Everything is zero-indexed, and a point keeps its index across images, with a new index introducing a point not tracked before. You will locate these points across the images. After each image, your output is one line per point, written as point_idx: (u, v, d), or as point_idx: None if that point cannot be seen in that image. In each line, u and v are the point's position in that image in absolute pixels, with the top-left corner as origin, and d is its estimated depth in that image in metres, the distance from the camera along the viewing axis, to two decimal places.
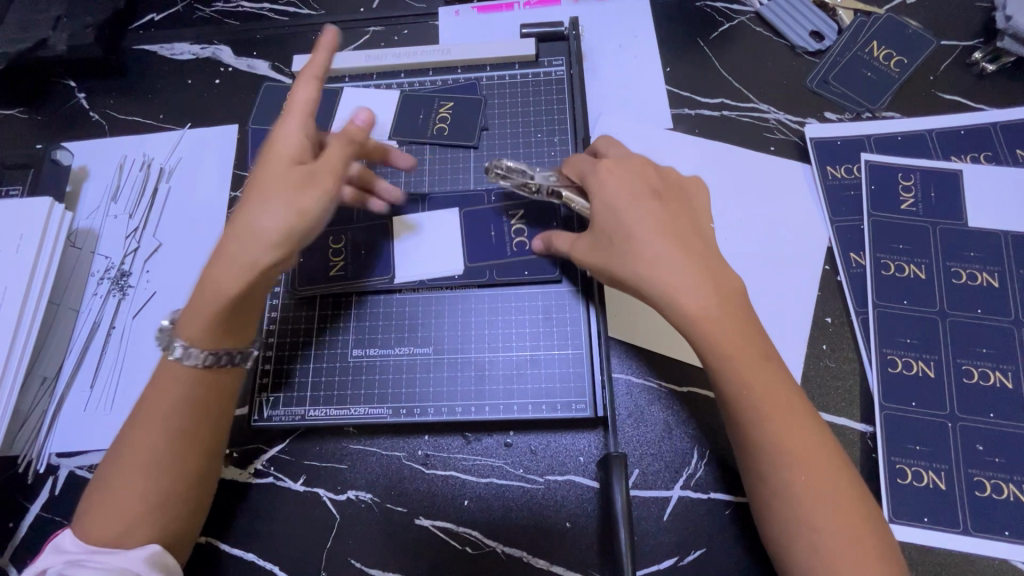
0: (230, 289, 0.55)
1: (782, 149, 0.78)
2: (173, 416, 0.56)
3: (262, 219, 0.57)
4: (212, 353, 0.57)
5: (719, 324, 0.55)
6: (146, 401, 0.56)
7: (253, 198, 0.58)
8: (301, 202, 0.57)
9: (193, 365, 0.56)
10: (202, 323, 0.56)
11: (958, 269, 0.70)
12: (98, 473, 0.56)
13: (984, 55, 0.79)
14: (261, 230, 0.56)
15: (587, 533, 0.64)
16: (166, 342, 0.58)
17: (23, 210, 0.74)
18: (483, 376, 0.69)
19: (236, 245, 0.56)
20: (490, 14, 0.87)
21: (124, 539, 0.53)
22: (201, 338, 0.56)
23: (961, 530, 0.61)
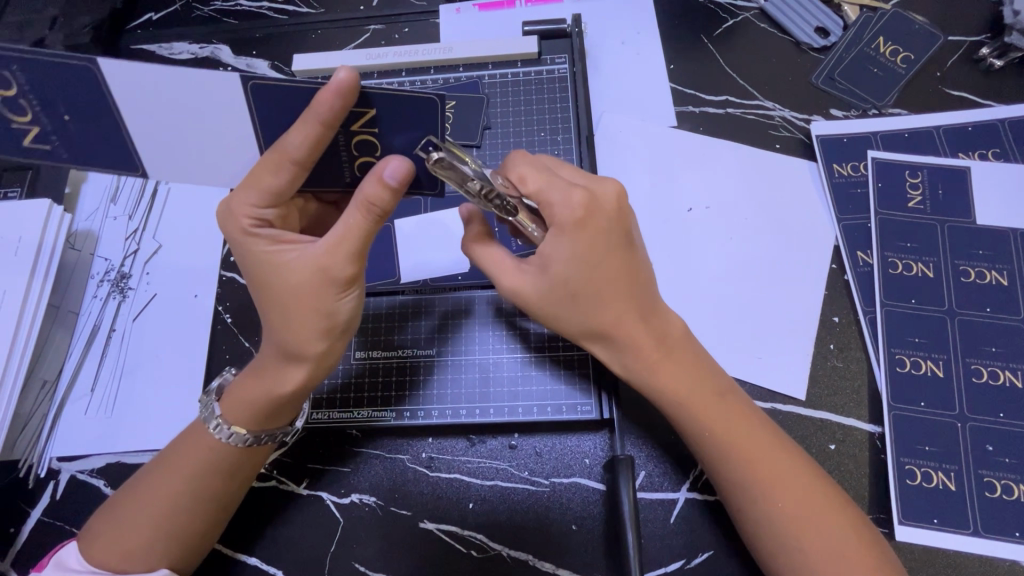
0: (277, 390, 0.56)
1: (787, 147, 0.77)
2: (202, 475, 0.56)
3: (284, 370, 0.56)
4: (254, 435, 0.57)
5: (665, 372, 0.59)
6: (174, 455, 0.57)
7: (271, 332, 0.56)
8: (330, 309, 0.54)
9: (228, 445, 0.57)
10: (246, 411, 0.56)
11: (967, 267, 0.69)
12: (114, 497, 0.58)
13: (991, 51, 0.77)
14: (281, 388, 0.56)
15: (593, 537, 0.63)
16: (208, 413, 0.58)
17: (22, 212, 0.73)
18: (486, 380, 0.69)
19: (262, 395, 0.56)
20: (491, 11, 0.86)
21: (130, 568, 0.54)
22: (242, 424, 0.57)
23: (971, 532, 0.61)
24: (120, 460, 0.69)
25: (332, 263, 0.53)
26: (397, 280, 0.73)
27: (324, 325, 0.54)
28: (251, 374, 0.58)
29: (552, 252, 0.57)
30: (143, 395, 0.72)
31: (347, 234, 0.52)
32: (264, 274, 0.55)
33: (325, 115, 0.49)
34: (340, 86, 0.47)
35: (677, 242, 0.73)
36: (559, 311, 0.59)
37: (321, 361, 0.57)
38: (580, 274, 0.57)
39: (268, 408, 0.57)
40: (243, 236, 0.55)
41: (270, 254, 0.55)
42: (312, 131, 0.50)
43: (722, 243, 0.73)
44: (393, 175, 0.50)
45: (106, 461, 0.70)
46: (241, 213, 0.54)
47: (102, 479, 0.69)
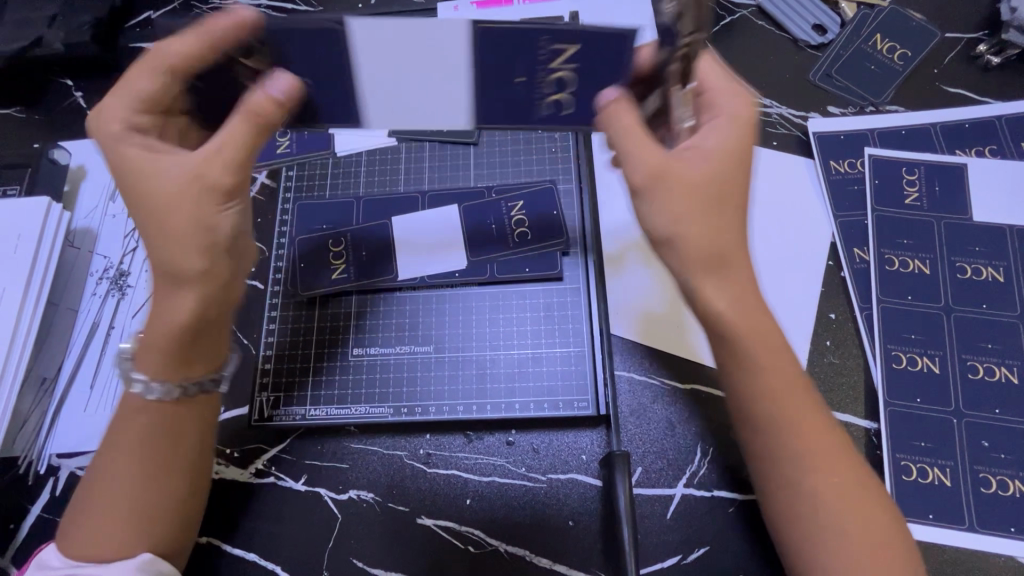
0: (177, 324, 0.54)
1: (784, 144, 0.77)
2: (148, 446, 0.56)
3: (168, 297, 0.54)
4: (176, 383, 0.56)
5: (755, 328, 0.52)
6: (114, 437, 0.56)
7: (155, 250, 0.54)
8: (204, 220, 0.53)
9: (158, 400, 0.56)
10: (156, 356, 0.55)
11: (963, 264, 0.69)
12: (71, 502, 0.57)
13: (989, 47, 0.78)
14: (175, 318, 0.54)
15: (590, 532, 0.63)
16: (125, 372, 0.57)
17: (21, 209, 0.74)
18: (484, 375, 0.69)
19: (163, 336, 0.55)
20: (489, 9, 0.86)
21: (107, 555, 0.53)
22: (161, 374, 0.56)
23: (967, 527, 0.61)
24: None
25: (210, 170, 0.53)
26: (395, 278, 0.72)
27: (202, 238, 0.53)
28: (152, 319, 0.56)
29: (711, 142, 0.53)
30: None
31: (226, 148, 0.54)
32: (130, 183, 0.54)
33: (217, 36, 0.51)
34: (284, 89, 0.53)
35: None
36: (675, 205, 0.51)
37: (211, 278, 0.54)
38: (720, 177, 0.52)
39: (178, 347, 0.55)
40: (115, 139, 0.54)
41: (139, 160, 0.54)
42: (242, 127, 0.54)
43: None
44: (279, 90, 0.53)
45: None
46: (112, 120, 0.55)
47: None
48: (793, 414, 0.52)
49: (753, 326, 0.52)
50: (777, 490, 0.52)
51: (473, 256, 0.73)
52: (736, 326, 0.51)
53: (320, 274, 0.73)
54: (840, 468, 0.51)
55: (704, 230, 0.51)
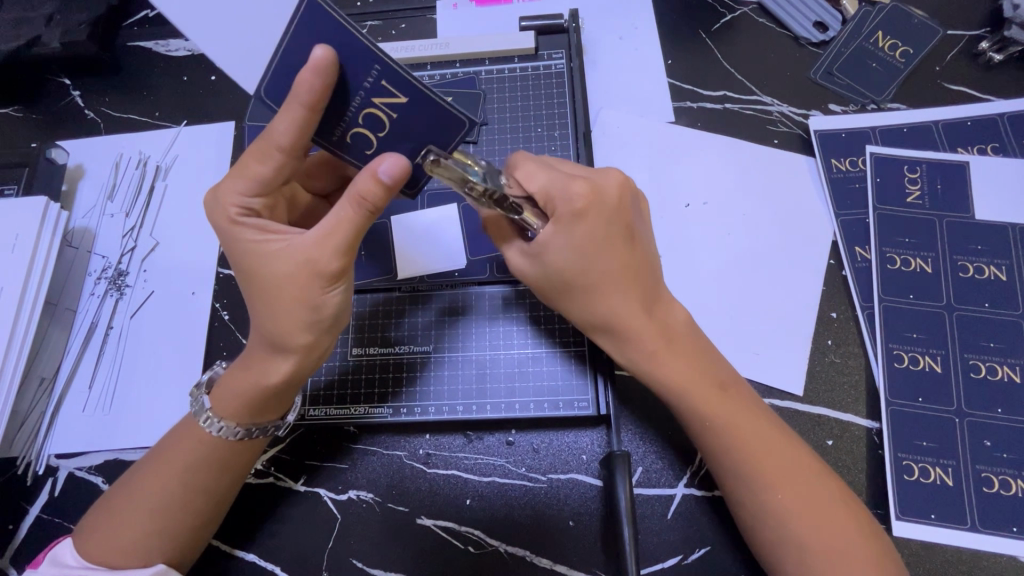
0: (273, 382, 0.55)
1: (785, 142, 0.77)
2: (191, 470, 0.56)
3: (272, 362, 0.56)
4: (246, 429, 0.57)
5: (669, 365, 0.58)
6: (164, 451, 0.57)
7: (261, 326, 0.55)
8: (316, 299, 0.54)
9: (220, 437, 0.57)
10: (237, 406, 0.56)
11: (965, 263, 0.69)
12: (106, 496, 0.58)
13: (991, 45, 0.77)
14: (269, 378, 0.56)
15: (590, 532, 0.63)
16: (198, 409, 0.58)
17: (18, 209, 0.73)
18: (484, 376, 0.69)
19: (251, 392, 0.56)
20: (489, 7, 0.85)
21: (128, 564, 0.55)
22: (233, 418, 0.56)
23: (969, 527, 0.61)
24: (118, 458, 0.70)
25: (320, 254, 0.52)
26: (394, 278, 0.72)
27: (309, 316, 0.54)
28: (243, 372, 0.57)
29: (551, 242, 0.58)
30: (140, 393, 0.72)
31: (338, 227, 0.52)
32: (249, 262, 0.55)
33: (308, 100, 0.48)
34: (391, 170, 0.50)
35: (675, 239, 0.73)
36: (571, 302, 0.60)
37: (312, 352, 0.56)
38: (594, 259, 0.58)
39: (259, 402, 0.56)
40: (230, 226, 0.55)
41: (255, 242, 0.55)
42: (297, 118, 0.49)
43: (723, 238, 0.73)
44: (388, 172, 0.50)
45: (104, 458, 0.70)
46: (228, 203, 0.55)
47: (99, 476, 0.69)
48: (740, 431, 0.56)
49: (668, 367, 0.58)
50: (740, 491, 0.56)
51: (472, 257, 0.72)
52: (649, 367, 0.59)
53: None
54: (790, 480, 0.54)
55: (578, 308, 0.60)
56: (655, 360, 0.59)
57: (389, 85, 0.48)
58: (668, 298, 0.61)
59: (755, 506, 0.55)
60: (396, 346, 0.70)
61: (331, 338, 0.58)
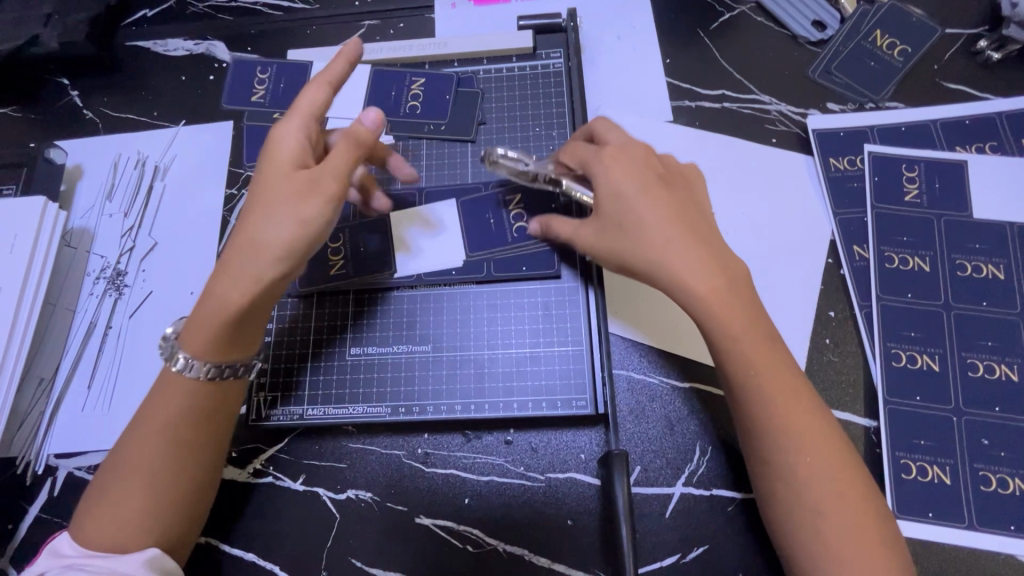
0: (237, 302, 0.55)
1: (783, 141, 0.77)
2: (176, 428, 0.56)
3: (238, 279, 0.55)
4: (215, 367, 0.57)
5: (722, 307, 0.54)
6: (150, 415, 0.56)
7: (255, 229, 0.56)
8: (302, 217, 0.56)
9: (193, 378, 0.56)
10: (204, 336, 0.56)
11: (964, 261, 0.69)
12: (94, 482, 0.57)
13: (989, 43, 0.77)
14: (232, 295, 0.55)
15: (588, 531, 0.63)
16: (171, 352, 0.58)
17: (16, 209, 0.73)
18: (482, 374, 0.69)
19: (218, 314, 0.56)
20: (487, 6, 0.85)
21: (122, 536, 0.53)
22: (202, 353, 0.56)
23: (966, 526, 0.61)
24: None
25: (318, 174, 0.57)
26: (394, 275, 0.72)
27: (296, 232, 0.56)
28: (205, 300, 0.57)
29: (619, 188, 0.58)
30: (139, 393, 0.72)
31: (335, 162, 0.57)
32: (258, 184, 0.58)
33: (334, 76, 0.62)
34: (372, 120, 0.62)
35: None
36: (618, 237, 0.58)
37: (275, 279, 0.56)
38: (655, 203, 0.57)
39: (225, 328, 0.56)
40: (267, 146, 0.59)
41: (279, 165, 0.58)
42: (320, 90, 0.61)
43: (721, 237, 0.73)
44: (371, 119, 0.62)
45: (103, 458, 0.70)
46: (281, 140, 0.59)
47: None
48: (780, 384, 0.53)
49: (722, 305, 0.54)
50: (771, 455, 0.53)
51: (470, 253, 0.72)
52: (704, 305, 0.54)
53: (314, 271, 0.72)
54: (817, 445, 0.52)
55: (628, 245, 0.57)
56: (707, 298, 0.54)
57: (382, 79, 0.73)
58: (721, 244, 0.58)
59: (781, 473, 0.52)
60: (395, 345, 0.71)
61: (300, 265, 0.58)
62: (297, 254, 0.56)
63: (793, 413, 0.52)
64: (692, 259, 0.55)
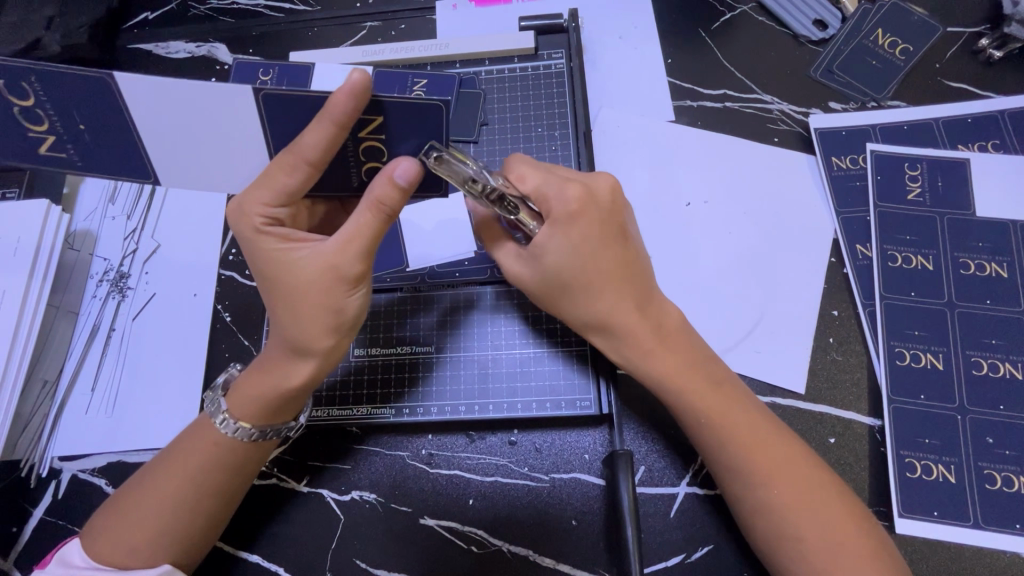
0: (289, 386, 0.56)
1: (786, 141, 0.77)
2: (204, 472, 0.56)
3: (291, 364, 0.57)
4: (261, 430, 0.58)
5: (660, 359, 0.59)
6: (182, 450, 0.57)
7: (278, 329, 0.56)
8: (338, 307, 0.55)
9: (237, 439, 0.57)
10: (255, 407, 0.57)
11: (966, 260, 0.69)
12: (117, 495, 0.58)
13: (990, 42, 0.77)
14: (290, 381, 0.56)
15: (593, 531, 0.63)
16: (215, 409, 0.58)
17: (20, 213, 0.73)
18: (486, 376, 0.69)
19: (267, 393, 0.57)
20: (488, 7, 0.85)
21: (135, 565, 0.55)
22: (251, 420, 0.57)
23: (971, 524, 0.61)
24: (121, 459, 0.70)
25: (343, 260, 0.53)
26: (404, 269, 0.72)
27: (333, 321, 0.55)
28: (259, 373, 0.58)
29: (547, 243, 0.59)
30: (143, 396, 0.72)
31: (357, 235, 0.53)
32: (271, 271, 0.56)
33: (338, 117, 0.49)
34: (407, 176, 0.51)
35: (675, 239, 0.73)
36: (568, 302, 0.60)
37: (330, 355, 0.57)
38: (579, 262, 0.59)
39: (276, 402, 0.57)
40: (255, 234, 0.55)
41: (282, 251, 0.55)
42: (326, 132, 0.50)
43: (723, 236, 0.73)
44: (404, 176, 0.51)
45: (107, 461, 0.70)
46: (254, 213, 0.54)
47: (104, 479, 0.69)
48: (750, 437, 0.56)
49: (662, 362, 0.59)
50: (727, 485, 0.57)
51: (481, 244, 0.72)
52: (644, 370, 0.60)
53: None
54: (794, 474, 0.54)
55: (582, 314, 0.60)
56: (650, 357, 0.59)
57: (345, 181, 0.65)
58: (660, 298, 0.62)
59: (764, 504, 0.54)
60: (397, 346, 0.71)
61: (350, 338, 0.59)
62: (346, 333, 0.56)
63: (756, 447, 0.55)
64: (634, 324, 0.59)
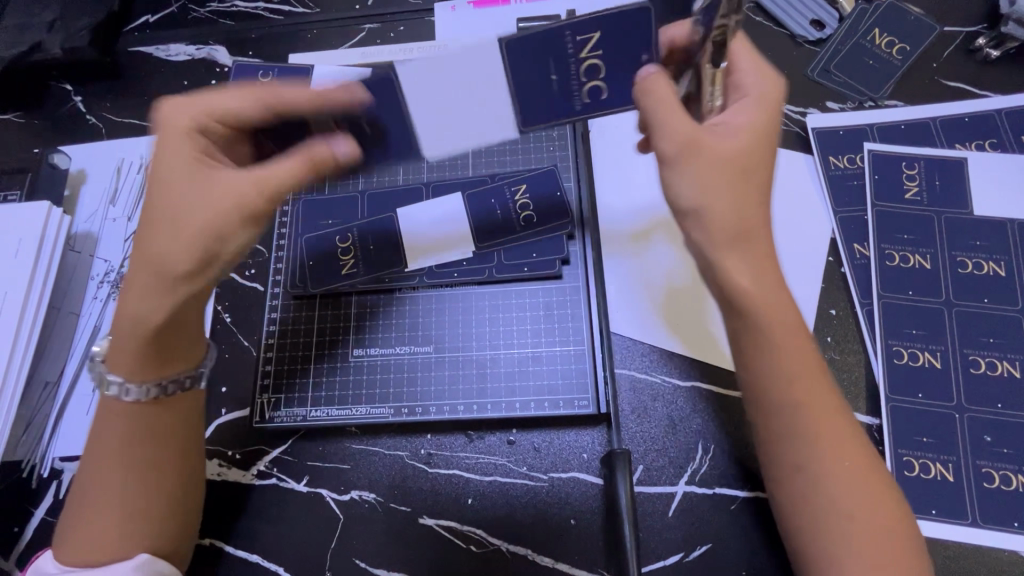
0: (150, 321, 0.54)
1: (783, 140, 0.77)
2: (128, 447, 0.56)
3: (150, 297, 0.54)
4: (144, 386, 0.56)
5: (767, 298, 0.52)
6: (100, 440, 0.57)
7: (153, 254, 0.54)
8: (223, 232, 0.55)
9: (134, 401, 0.56)
10: (130, 357, 0.55)
11: (964, 259, 0.69)
12: (64, 510, 0.58)
13: (987, 41, 0.77)
14: (149, 316, 0.54)
15: (592, 530, 0.64)
16: (100, 378, 0.57)
17: (21, 214, 0.74)
18: (484, 375, 0.69)
19: (136, 333, 0.55)
20: (487, 8, 0.86)
21: (106, 558, 0.54)
22: (138, 377, 0.56)
23: (970, 522, 0.61)
24: None
25: (251, 186, 0.56)
26: (403, 268, 0.72)
27: (212, 246, 0.54)
28: (121, 320, 0.55)
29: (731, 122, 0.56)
30: None
31: (276, 174, 0.57)
32: (162, 179, 0.56)
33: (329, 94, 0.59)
34: (345, 149, 0.61)
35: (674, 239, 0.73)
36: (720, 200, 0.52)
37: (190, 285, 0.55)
38: (749, 150, 0.54)
39: (152, 346, 0.55)
40: (171, 137, 0.57)
41: (192, 162, 0.56)
42: (303, 166, 0.59)
43: None
44: (344, 150, 0.61)
45: None
46: (182, 121, 0.58)
47: None
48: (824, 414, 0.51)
49: (773, 301, 0.52)
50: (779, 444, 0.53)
51: (480, 243, 0.73)
52: (757, 294, 0.52)
53: (326, 270, 0.73)
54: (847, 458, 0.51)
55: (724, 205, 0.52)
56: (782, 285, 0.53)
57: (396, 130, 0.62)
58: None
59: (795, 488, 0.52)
60: (396, 346, 0.71)
61: (213, 281, 0.57)
62: (214, 266, 0.55)
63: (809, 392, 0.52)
64: (756, 250, 0.53)
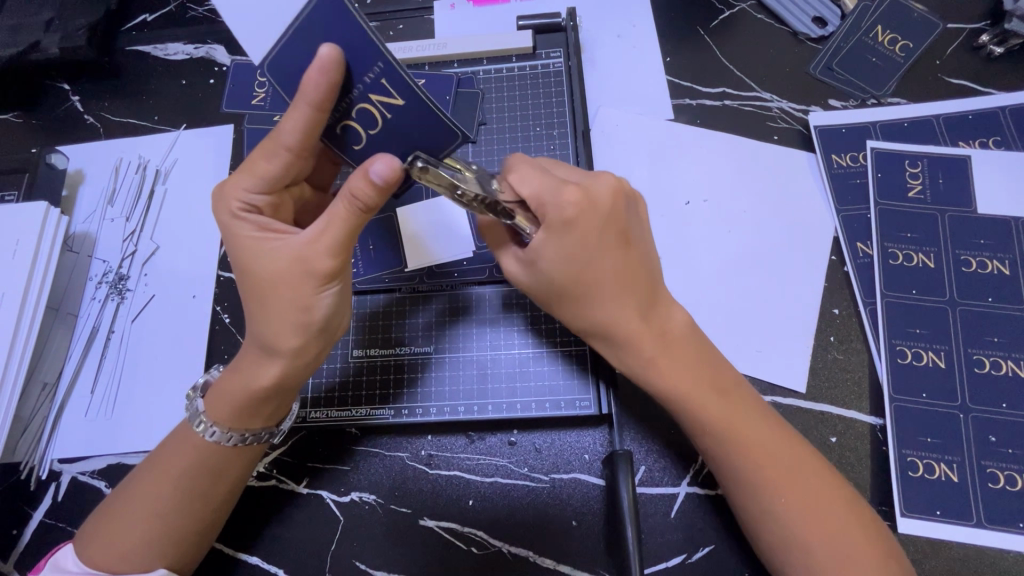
0: (261, 384, 0.55)
1: (785, 139, 0.76)
2: (186, 476, 0.56)
3: (262, 364, 0.56)
4: (241, 435, 0.57)
5: (666, 370, 0.58)
6: (165, 451, 0.57)
7: (253, 327, 0.56)
8: (306, 303, 0.54)
9: (227, 444, 0.57)
10: (228, 407, 0.56)
11: (968, 257, 0.69)
12: (108, 499, 0.59)
13: (991, 38, 0.76)
14: (258, 380, 0.55)
15: (594, 532, 0.63)
16: (194, 413, 0.58)
17: (19, 215, 0.73)
18: (485, 377, 0.68)
19: (237, 392, 0.56)
20: (486, 7, 0.85)
21: (127, 568, 0.54)
22: (226, 422, 0.56)
23: (974, 523, 0.60)
24: (120, 461, 0.70)
25: (313, 254, 0.53)
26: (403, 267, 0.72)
27: (300, 318, 0.54)
28: (231, 371, 0.57)
29: (542, 250, 0.58)
30: (142, 398, 0.72)
31: (330, 227, 0.52)
32: (242, 259, 0.56)
33: (315, 98, 0.50)
34: (384, 172, 0.50)
35: (676, 238, 0.73)
36: (566, 309, 0.60)
37: (300, 355, 0.56)
38: (568, 258, 0.57)
39: (247, 405, 0.56)
40: (229, 218, 0.56)
41: (255, 238, 0.55)
42: (304, 114, 0.51)
43: (723, 237, 0.72)
44: (380, 174, 0.49)
45: (107, 462, 0.70)
46: (232, 197, 0.56)
47: (103, 481, 0.69)
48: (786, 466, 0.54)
49: (671, 373, 0.58)
50: (727, 490, 0.57)
51: (479, 243, 0.72)
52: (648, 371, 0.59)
53: None
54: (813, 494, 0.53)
55: (576, 314, 0.60)
56: (655, 366, 0.58)
57: (387, 84, 0.50)
58: (667, 301, 0.60)
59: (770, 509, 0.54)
60: (396, 347, 0.70)
61: (324, 343, 0.58)
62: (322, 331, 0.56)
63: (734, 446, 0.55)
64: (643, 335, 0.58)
